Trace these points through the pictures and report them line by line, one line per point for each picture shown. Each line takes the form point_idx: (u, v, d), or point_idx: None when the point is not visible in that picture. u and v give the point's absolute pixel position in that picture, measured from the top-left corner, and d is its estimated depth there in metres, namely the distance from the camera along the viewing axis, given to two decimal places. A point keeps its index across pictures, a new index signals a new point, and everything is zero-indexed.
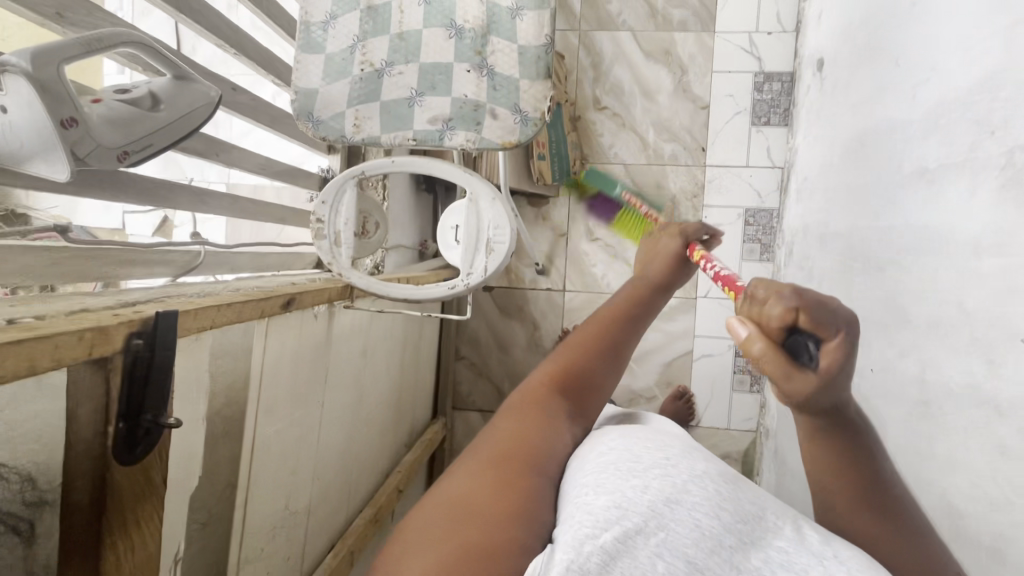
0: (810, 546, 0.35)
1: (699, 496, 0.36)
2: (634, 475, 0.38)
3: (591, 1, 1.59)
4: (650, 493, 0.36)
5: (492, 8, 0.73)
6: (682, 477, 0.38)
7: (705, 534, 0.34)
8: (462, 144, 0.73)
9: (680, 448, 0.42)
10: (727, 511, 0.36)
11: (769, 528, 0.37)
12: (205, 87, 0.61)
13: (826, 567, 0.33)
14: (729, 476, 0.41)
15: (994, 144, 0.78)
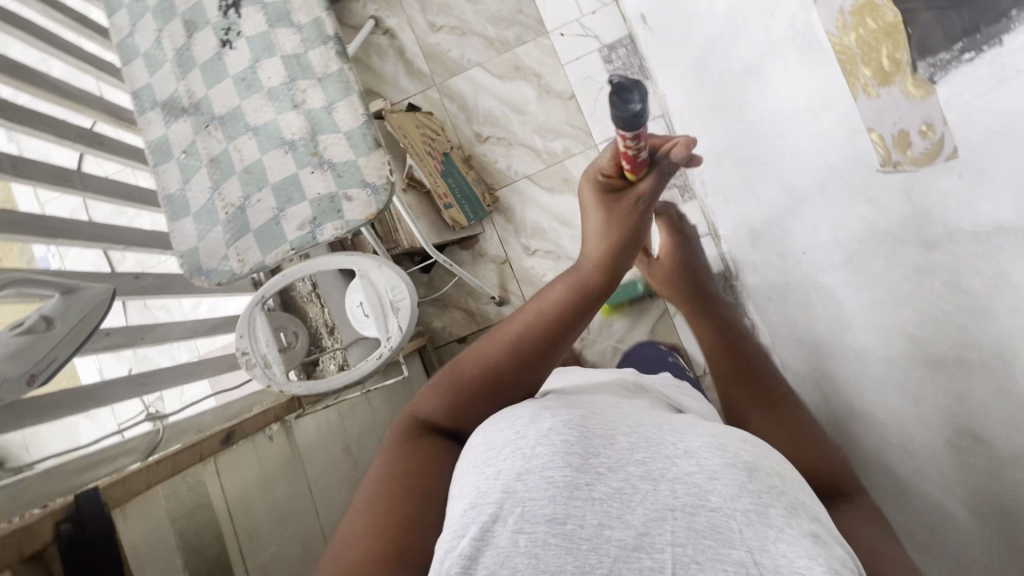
0: (662, 451, 0.47)
1: (546, 455, 0.45)
2: (489, 466, 0.47)
3: (433, 56, 1.70)
4: (503, 476, 0.45)
5: (310, 113, 0.81)
6: (529, 444, 0.46)
7: (560, 488, 0.43)
8: (333, 234, 0.79)
9: (532, 411, 0.51)
10: (576, 452, 0.45)
11: (626, 448, 0.47)
12: (89, 292, 0.69)
13: (677, 466, 0.45)
14: (588, 417, 0.50)
15: (780, 22, 0.85)
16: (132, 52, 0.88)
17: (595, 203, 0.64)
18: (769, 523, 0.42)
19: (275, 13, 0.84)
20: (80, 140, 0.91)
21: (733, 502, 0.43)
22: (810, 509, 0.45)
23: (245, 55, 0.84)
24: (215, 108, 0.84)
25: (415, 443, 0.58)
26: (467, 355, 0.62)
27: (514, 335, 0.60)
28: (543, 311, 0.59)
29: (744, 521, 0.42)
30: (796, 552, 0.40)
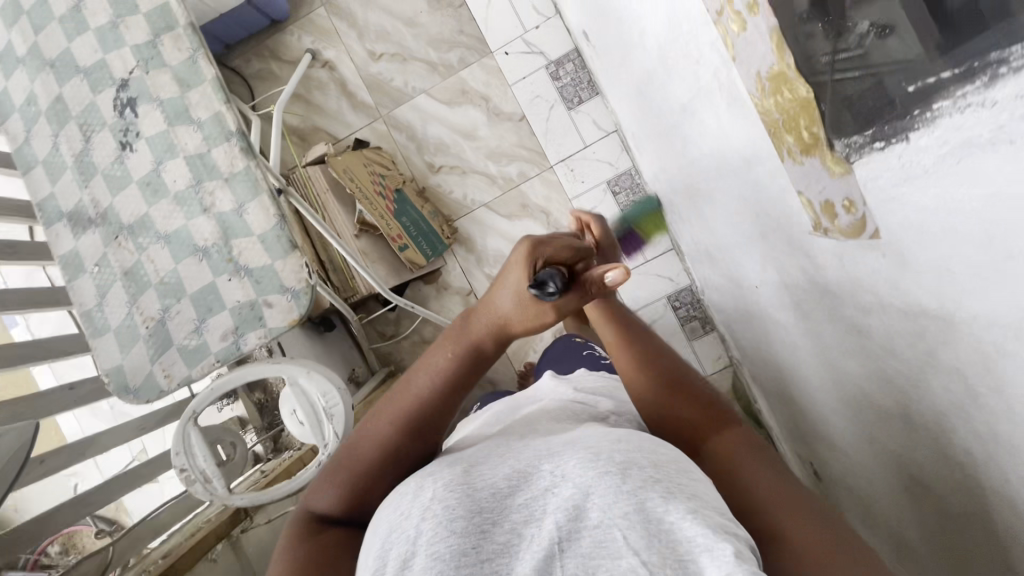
0: (544, 480, 0.45)
1: (430, 529, 0.42)
2: (378, 553, 0.43)
3: (377, 87, 1.64)
4: (391, 566, 0.41)
5: (221, 217, 0.78)
6: (414, 523, 0.43)
7: (445, 560, 0.40)
8: (257, 343, 0.77)
9: (416, 479, 0.48)
10: (462, 516, 0.42)
11: (506, 491, 0.45)
12: (8, 438, 0.69)
13: (558, 490, 0.43)
14: (471, 469, 0.47)
15: (705, 70, 0.81)
16: (31, 159, 0.83)
17: (517, 291, 0.56)
18: (648, 516, 0.40)
19: (172, 110, 0.79)
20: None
21: (611, 512, 0.40)
22: (690, 487, 0.43)
23: (147, 157, 0.79)
24: (123, 217, 0.80)
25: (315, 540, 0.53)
26: (366, 439, 0.58)
27: (412, 411, 0.58)
28: (436, 390, 0.58)
29: (625, 525, 0.40)
30: (676, 536, 0.39)
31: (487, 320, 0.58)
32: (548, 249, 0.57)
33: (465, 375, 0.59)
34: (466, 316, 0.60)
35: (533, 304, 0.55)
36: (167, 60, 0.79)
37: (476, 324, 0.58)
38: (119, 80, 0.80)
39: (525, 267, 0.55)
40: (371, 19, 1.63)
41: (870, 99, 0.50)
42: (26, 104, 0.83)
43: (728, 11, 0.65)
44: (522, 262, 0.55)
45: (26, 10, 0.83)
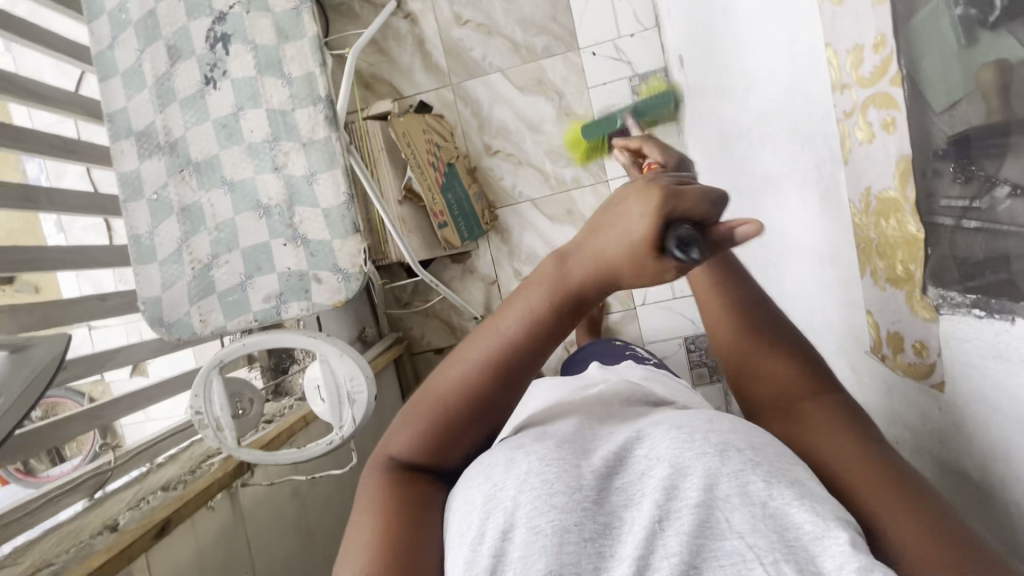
0: (636, 458, 0.40)
1: (530, 502, 0.36)
2: (472, 525, 0.38)
3: (454, 53, 1.58)
4: (489, 539, 0.36)
5: (290, 180, 0.76)
6: (510, 494, 0.37)
7: (549, 538, 0.35)
8: (298, 314, 0.77)
9: (507, 449, 0.41)
10: (562, 491, 0.37)
11: (602, 464, 0.39)
12: (39, 350, 0.69)
13: (655, 466, 0.38)
14: (564, 440, 0.41)
15: (807, 157, 0.78)
16: (111, 67, 0.81)
17: (631, 246, 0.38)
18: (754, 498, 0.36)
19: (265, 58, 0.76)
20: (50, 150, 0.86)
21: (714, 492, 0.36)
22: (790, 471, 0.38)
23: (229, 99, 0.77)
24: (192, 153, 0.78)
25: (395, 493, 0.44)
26: (446, 385, 0.44)
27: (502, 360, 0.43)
28: (534, 334, 0.43)
29: (731, 508, 0.36)
30: (784, 520, 0.35)
31: (590, 267, 0.41)
32: (677, 199, 0.37)
33: (568, 324, 0.43)
34: (566, 257, 0.42)
35: (646, 261, 0.37)
36: (271, 4, 0.76)
37: (582, 269, 0.41)
38: (217, 12, 0.77)
39: (648, 226, 0.37)
40: None
41: (983, 258, 0.47)
42: (116, 8, 0.80)
43: (858, 118, 0.63)
44: (637, 223, 0.37)
45: None
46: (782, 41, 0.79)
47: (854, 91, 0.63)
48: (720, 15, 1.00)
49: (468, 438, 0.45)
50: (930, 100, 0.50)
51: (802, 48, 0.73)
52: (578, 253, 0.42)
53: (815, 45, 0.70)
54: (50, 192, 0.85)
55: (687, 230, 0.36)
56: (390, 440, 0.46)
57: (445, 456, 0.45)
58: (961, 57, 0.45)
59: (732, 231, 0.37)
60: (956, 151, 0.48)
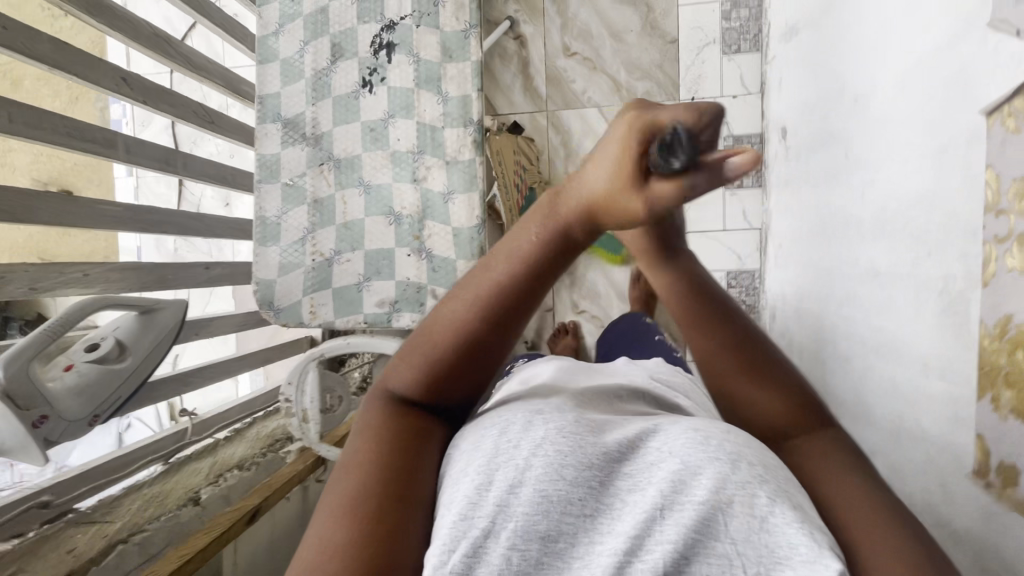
0: (653, 449, 0.37)
1: (540, 467, 0.36)
2: (479, 470, 0.37)
3: (556, 81, 1.61)
4: (494, 490, 0.36)
5: (426, 194, 0.78)
6: (523, 456, 0.37)
7: (552, 502, 0.35)
8: (409, 324, 0.78)
9: (526, 413, 0.41)
10: (572, 466, 0.36)
11: (614, 452, 0.37)
12: (166, 312, 0.71)
13: (666, 455, 0.37)
14: (582, 418, 0.40)
15: (931, 266, 0.79)
16: (272, 53, 0.83)
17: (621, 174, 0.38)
18: (758, 510, 0.34)
19: (425, 73, 0.78)
20: (195, 119, 0.87)
21: (723, 494, 0.34)
22: (799, 497, 0.36)
23: (382, 105, 0.79)
24: (335, 149, 0.81)
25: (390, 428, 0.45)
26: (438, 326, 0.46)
27: (497, 294, 0.44)
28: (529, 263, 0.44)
29: (732, 513, 0.34)
30: (780, 536, 0.33)
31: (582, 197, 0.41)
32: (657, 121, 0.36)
33: (563, 254, 0.44)
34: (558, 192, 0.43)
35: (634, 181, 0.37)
36: (441, 23, 0.78)
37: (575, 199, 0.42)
38: (387, 20, 0.80)
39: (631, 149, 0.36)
40: (581, 15, 1.59)
41: None
42: None
43: (1012, 246, 0.63)
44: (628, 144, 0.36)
45: None
46: (927, 147, 0.79)
47: (1011, 217, 0.64)
48: (851, 104, 1.01)
49: (461, 378, 0.46)
50: None
51: (955, 160, 0.73)
52: (569, 188, 0.43)
53: (973, 163, 0.70)
54: (188, 157, 0.86)
55: (673, 144, 0.35)
56: (391, 376, 0.47)
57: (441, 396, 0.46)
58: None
59: (725, 159, 0.35)
60: None
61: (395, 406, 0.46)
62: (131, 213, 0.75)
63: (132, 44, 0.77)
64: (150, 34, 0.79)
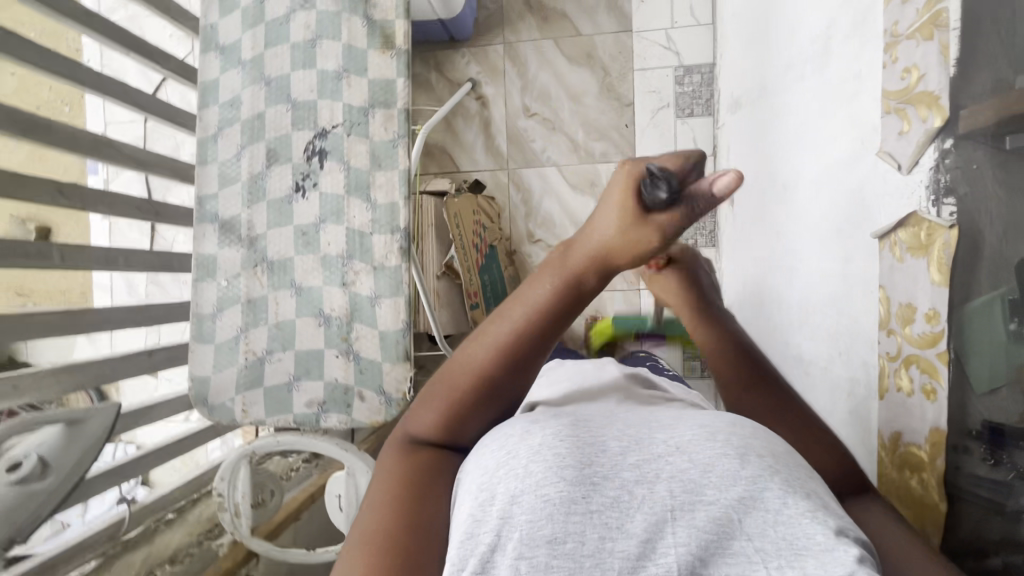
0: (658, 449, 0.38)
1: (541, 471, 0.35)
2: (482, 487, 0.37)
3: (516, 140, 1.65)
4: (497, 504, 0.35)
5: (354, 298, 0.80)
6: (521, 462, 0.36)
7: (556, 505, 0.34)
8: (336, 424, 0.80)
9: (523, 425, 0.41)
10: (574, 465, 0.35)
11: (620, 454, 0.37)
12: (91, 423, 0.72)
13: (676, 456, 0.37)
14: (578, 423, 0.40)
15: (842, 364, 0.82)
16: (211, 154, 0.87)
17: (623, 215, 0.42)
18: (772, 506, 0.34)
19: (355, 180, 0.82)
20: (136, 214, 0.90)
21: (733, 494, 0.34)
22: (816, 492, 0.36)
23: (314, 210, 0.83)
24: (269, 251, 0.83)
25: (406, 467, 0.46)
26: (458, 365, 0.48)
27: (510, 342, 0.46)
28: (547, 303, 0.46)
29: (743, 509, 0.34)
30: (797, 531, 0.33)
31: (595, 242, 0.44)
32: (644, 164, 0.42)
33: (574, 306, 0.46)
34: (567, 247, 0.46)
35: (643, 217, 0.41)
36: (371, 132, 0.82)
37: (582, 257, 0.45)
38: (320, 128, 0.84)
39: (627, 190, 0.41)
40: (540, 77, 1.64)
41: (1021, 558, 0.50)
42: (229, 103, 0.87)
43: (901, 366, 0.67)
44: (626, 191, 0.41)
45: (267, 20, 0.87)
46: (837, 251, 0.83)
47: (899, 338, 0.67)
48: (780, 191, 1.06)
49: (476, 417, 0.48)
50: (974, 383, 0.56)
51: (856, 269, 0.77)
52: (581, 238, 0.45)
53: (870, 278, 0.74)
54: (129, 253, 0.89)
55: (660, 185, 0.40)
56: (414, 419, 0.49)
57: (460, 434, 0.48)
58: (1006, 349, 0.51)
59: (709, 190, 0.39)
60: (991, 435, 0.53)
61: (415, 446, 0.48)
62: (68, 317, 0.78)
63: (72, 153, 0.80)
64: (91, 141, 0.83)
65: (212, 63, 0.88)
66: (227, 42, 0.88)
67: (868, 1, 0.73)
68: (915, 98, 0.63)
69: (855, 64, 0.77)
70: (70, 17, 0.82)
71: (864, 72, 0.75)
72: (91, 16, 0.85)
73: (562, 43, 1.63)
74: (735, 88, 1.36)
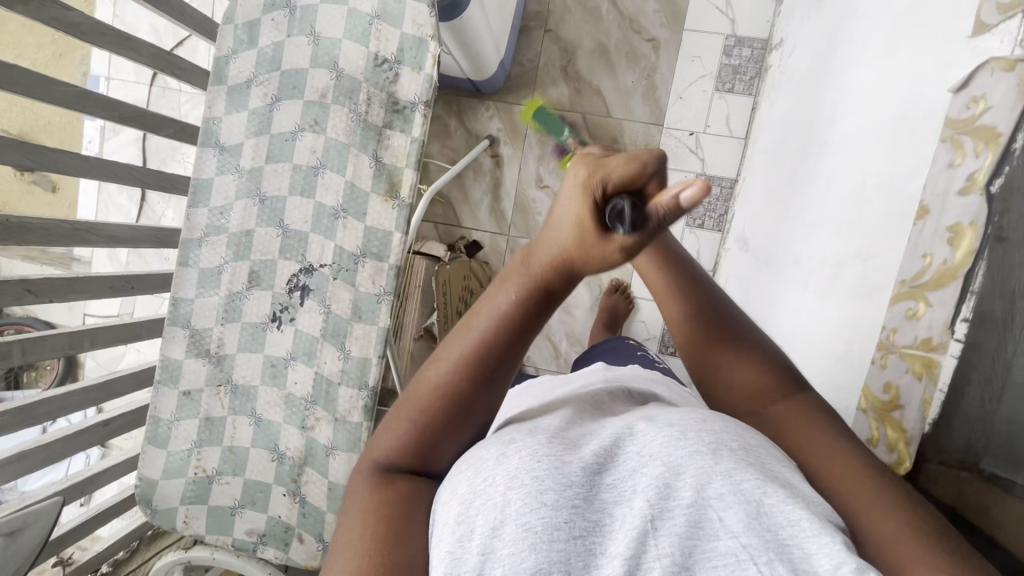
0: (632, 460, 0.36)
1: (519, 498, 0.33)
2: (458, 521, 0.34)
3: (522, 209, 1.61)
4: (475, 536, 0.33)
5: (310, 442, 0.81)
6: (496, 492, 0.34)
7: (538, 533, 0.31)
8: (272, 558, 0.83)
9: (499, 443, 0.38)
10: (553, 487, 0.33)
11: (597, 469, 0.35)
12: (29, 533, 0.75)
13: (651, 457, 0.35)
14: (554, 436, 0.38)
15: None
16: (192, 258, 0.84)
17: (577, 229, 0.39)
18: (747, 495, 0.32)
19: (333, 326, 0.80)
20: (112, 293, 0.88)
21: (707, 495, 0.32)
22: (778, 471, 0.35)
23: (286, 344, 0.82)
24: (235, 373, 0.83)
25: (376, 496, 0.42)
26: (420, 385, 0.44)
27: (478, 356, 0.43)
28: (521, 314, 0.42)
29: (722, 507, 0.32)
30: (781, 524, 0.31)
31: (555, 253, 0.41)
32: (603, 174, 0.36)
33: (546, 313, 0.43)
34: (527, 253, 0.42)
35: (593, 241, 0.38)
36: (357, 281, 0.80)
37: (548, 257, 0.41)
38: (307, 264, 0.81)
39: (583, 207, 0.37)
40: (560, 151, 1.58)
41: None
42: (219, 210, 0.84)
43: None
44: (579, 213, 0.38)
45: (273, 132, 0.83)
46: None
47: None
48: None
49: (463, 431, 0.44)
50: None
51: None
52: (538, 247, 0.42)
53: None
54: (96, 334, 0.87)
55: (624, 199, 0.35)
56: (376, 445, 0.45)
57: (435, 456, 0.44)
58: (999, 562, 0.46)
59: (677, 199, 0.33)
60: None
61: (379, 475, 0.43)
62: (21, 412, 0.78)
63: (47, 245, 0.77)
64: (68, 230, 0.79)
65: (208, 161, 0.84)
66: (228, 143, 0.84)
67: (878, 280, 0.71)
68: (891, 422, 0.60)
69: (852, 328, 0.75)
70: (58, 102, 0.75)
71: (856, 343, 0.74)
72: (87, 96, 0.78)
73: (589, 120, 1.56)
74: (747, 227, 1.33)
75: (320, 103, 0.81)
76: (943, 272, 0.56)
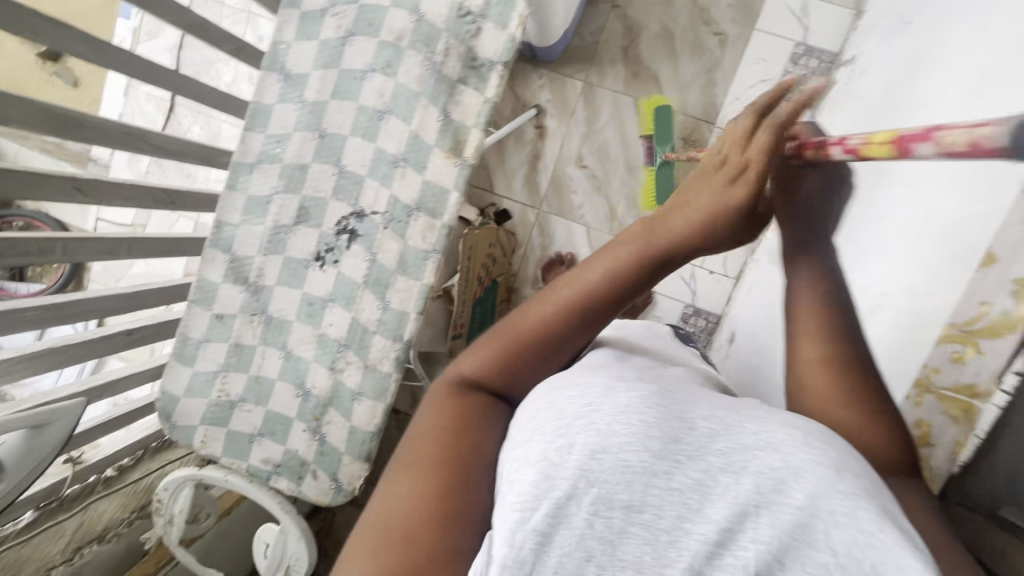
0: (745, 438, 0.36)
1: (625, 435, 0.35)
2: (555, 434, 0.36)
3: (557, 185, 1.60)
4: (574, 453, 0.34)
5: (337, 385, 0.82)
6: (604, 420, 0.36)
7: (636, 471, 0.34)
8: (284, 488, 0.85)
9: (604, 382, 0.40)
10: (659, 437, 0.35)
11: (703, 432, 0.36)
12: (53, 430, 0.76)
13: (769, 453, 0.35)
14: (664, 393, 0.40)
15: None
16: (241, 183, 0.82)
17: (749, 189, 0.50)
18: (862, 526, 0.31)
19: (376, 275, 0.80)
20: (154, 205, 0.86)
21: (820, 502, 0.32)
22: (896, 507, 0.33)
23: (327, 285, 0.82)
24: (270, 305, 0.84)
25: (454, 402, 0.48)
26: (522, 318, 0.51)
27: (587, 299, 0.50)
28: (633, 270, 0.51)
29: (830, 523, 0.31)
30: (889, 558, 0.30)
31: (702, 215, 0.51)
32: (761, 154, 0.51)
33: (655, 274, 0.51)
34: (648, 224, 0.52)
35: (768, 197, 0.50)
36: (408, 234, 0.79)
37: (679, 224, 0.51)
38: (359, 208, 0.81)
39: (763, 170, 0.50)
40: (605, 132, 1.55)
41: None
42: (275, 138, 0.82)
43: None
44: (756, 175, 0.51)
45: (342, 67, 0.80)
46: None
47: None
48: None
49: (543, 370, 0.50)
50: None
51: None
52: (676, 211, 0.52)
53: None
54: (134, 243, 0.85)
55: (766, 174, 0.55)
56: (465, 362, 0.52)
57: (516, 378, 0.50)
58: None
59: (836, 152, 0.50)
60: None
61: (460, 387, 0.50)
62: (53, 309, 0.77)
63: (98, 145, 0.75)
64: (120, 132, 0.77)
65: (271, 86, 0.82)
66: (294, 70, 0.81)
67: None
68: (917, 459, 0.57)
69: None
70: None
71: None
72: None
73: None
74: None
75: (395, 46, 0.78)
76: (999, 322, 0.51)
